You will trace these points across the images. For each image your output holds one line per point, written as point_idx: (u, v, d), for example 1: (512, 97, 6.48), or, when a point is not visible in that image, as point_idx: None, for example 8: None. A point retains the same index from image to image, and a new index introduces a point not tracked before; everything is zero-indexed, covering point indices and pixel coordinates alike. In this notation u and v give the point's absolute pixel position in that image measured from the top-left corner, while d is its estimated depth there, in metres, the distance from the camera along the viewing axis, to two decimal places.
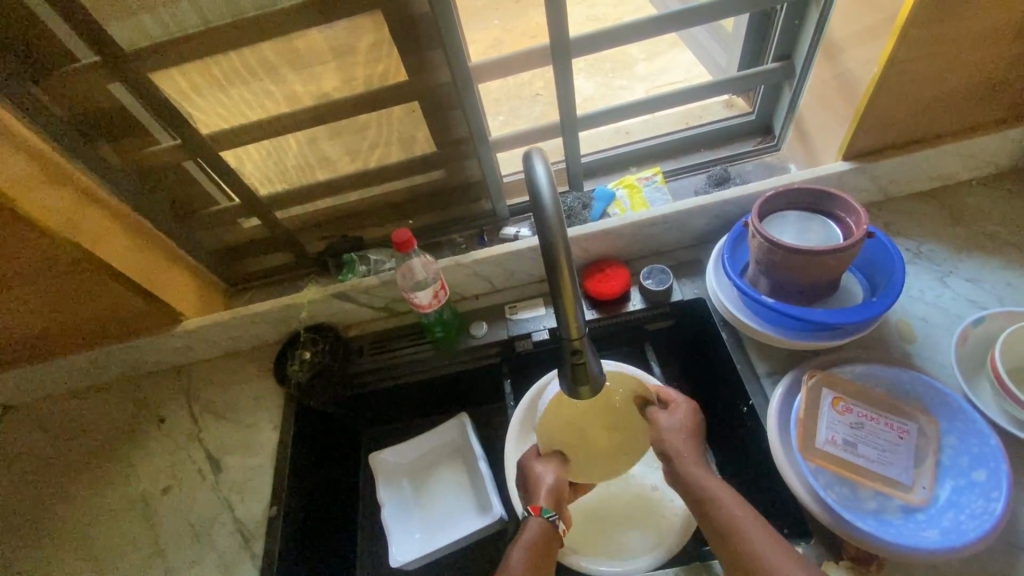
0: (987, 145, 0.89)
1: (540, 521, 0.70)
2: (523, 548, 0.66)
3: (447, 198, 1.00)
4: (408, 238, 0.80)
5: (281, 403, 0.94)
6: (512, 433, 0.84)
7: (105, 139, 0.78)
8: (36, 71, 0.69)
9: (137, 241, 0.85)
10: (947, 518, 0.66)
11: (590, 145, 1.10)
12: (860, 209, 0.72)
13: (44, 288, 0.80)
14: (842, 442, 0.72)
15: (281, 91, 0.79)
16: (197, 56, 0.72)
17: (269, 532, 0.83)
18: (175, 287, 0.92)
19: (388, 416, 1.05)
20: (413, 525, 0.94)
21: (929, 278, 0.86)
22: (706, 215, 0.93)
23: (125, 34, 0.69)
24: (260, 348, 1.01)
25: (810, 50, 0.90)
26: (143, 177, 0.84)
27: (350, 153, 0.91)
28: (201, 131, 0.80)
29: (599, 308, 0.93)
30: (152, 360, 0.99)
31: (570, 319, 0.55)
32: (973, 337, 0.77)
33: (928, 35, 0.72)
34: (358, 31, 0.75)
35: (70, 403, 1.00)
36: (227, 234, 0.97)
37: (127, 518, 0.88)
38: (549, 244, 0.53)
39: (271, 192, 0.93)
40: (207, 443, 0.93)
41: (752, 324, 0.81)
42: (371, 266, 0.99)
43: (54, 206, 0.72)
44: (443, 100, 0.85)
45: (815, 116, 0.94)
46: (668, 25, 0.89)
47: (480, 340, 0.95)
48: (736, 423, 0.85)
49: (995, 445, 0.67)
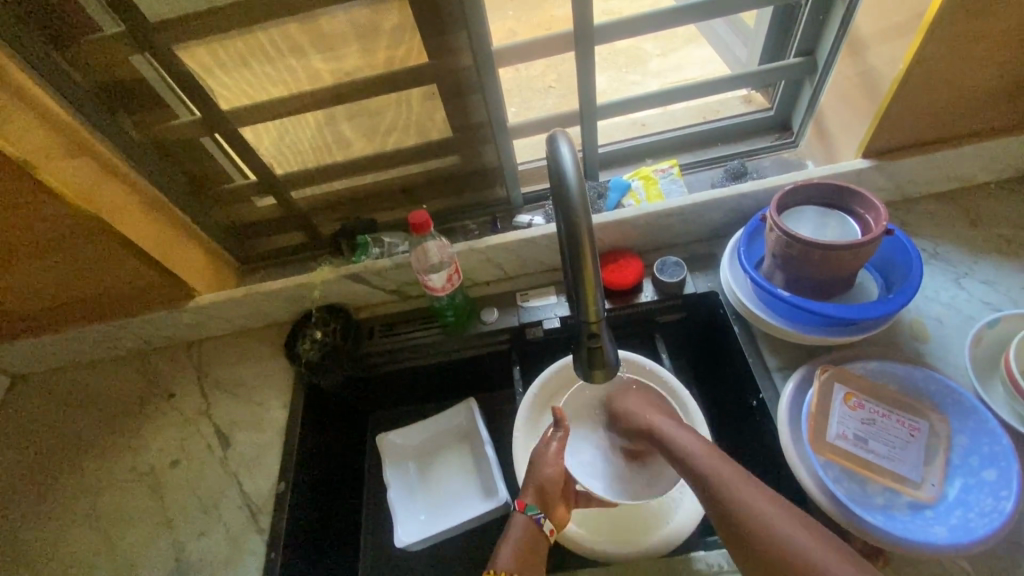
0: (1006, 147, 0.88)
1: (523, 518, 0.68)
2: (506, 548, 0.66)
3: (461, 182, 1.00)
4: (424, 219, 0.80)
5: (290, 382, 0.94)
6: (521, 416, 0.85)
7: (125, 110, 0.78)
8: (61, 40, 0.69)
9: (153, 214, 0.85)
10: (955, 516, 0.66)
11: (606, 136, 1.10)
12: (879, 206, 0.71)
13: (60, 257, 0.81)
14: (852, 437, 0.72)
15: (304, 69, 0.79)
16: (222, 30, 0.72)
17: (276, 507, 0.83)
18: (190, 262, 0.92)
19: (395, 399, 1.05)
20: (417, 507, 0.94)
21: (944, 279, 0.86)
22: (722, 209, 0.92)
23: (149, 4, 0.69)
24: (272, 326, 1.02)
25: (831, 46, 0.90)
26: (161, 151, 0.84)
27: (367, 135, 0.91)
28: (221, 106, 0.81)
29: (612, 298, 0.92)
30: (164, 334, 0.99)
31: (589, 303, 0.55)
32: (987, 338, 0.77)
33: (954, 33, 0.71)
34: (382, 11, 0.74)
35: (79, 375, 1.01)
36: (242, 212, 0.98)
37: (134, 490, 0.89)
38: (572, 227, 0.53)
39: (288, 172, 0.94)
40: (216, 418, 0.93)
41: (764, 317, 0.82)
42: (384, 249, 0.98)
43: (75, 176, 0.73)
44: (463, 84, 0.85)
45: (835, 113, 0.93)
46: (688, 17, 0.88)
47: (489, 326, 0.95)
48: (744, 416, 0.85)
49: (1006, 445, 0.67)
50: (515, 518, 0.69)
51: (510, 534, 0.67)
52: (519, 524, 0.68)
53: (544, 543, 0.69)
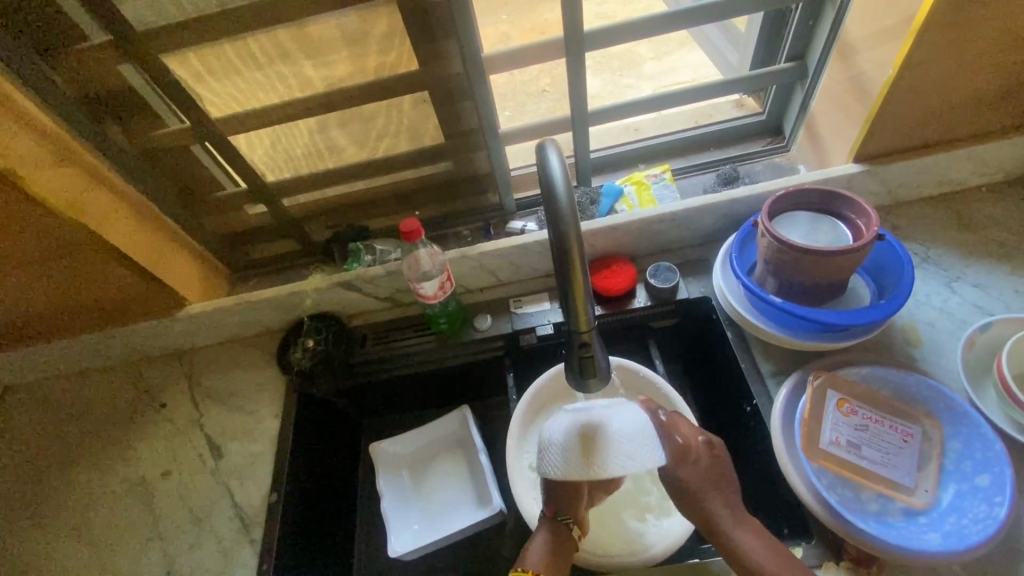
0: (997, 151, 0.88)
1: (549, 523, 0.69)
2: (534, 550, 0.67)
3: (454, 189, 1.00)
4: (415, 227, 0.80)
5: (283, 391, 0.94)
6: (516, 420, 0.84)
7: (114, 120, 0.78)
8: (48, 50, 0.69)
9: (143, 223, 0.84)
10: (948, 522, 0.66)
11: (599, 141, 1.10)
12: (870, 210, 0.71)
13: (47, 268, 0.80)
14: (846, 443, 0.72)
15: (294, 76, 0.79)
16: (210, 38, 0.72)
17: (269, 517, 0.83)
18: (180, 271, 0.91)
19: (388, 407, 1.04)
20: (412, 516, 0.94)
21: (936, 283, 0.86)
22: (715, 214, 0.92)
23: (137, 14, 0.68)
24: (264, 334, 1.01)
25: (822, 51, 0.90)
26: (151, 160, 0.84)
27: (358, 142, 0.91)
28: (211, 114, 0.80)
29: (606, 304, 0.93)
30: (155, 343, 0.98)
31: (579, 312, 0.55)
32: (979, 343, 0.77)
33: (944, 38, 0.72)
34: (371, 18, 0.74)
35: (70, 385, 1.00)
36: (234, 220, 0.97)
37: (125, 501, 0.88)
38: (562, 237, 0.53)
39: (280, 179, 0.93)
40: (208, 428, 0.92)
41: (757, 323, 0.82)
42: (376, 257, 0.98)
43: (63, 186, 0.72)
44: (454, 91, 0.84)
45: (826, 117, 0.93)
46: (680, 22, 0.88)
47: (484, 333, 0.95)
48: (738, 422, 0.85)
49: (999, 450, 0.67)
50: (542, 524, 0.70)
51: (534, 541, 0.68)
52: (544, 531, 0.69)
53: (571, 547, 0.69)
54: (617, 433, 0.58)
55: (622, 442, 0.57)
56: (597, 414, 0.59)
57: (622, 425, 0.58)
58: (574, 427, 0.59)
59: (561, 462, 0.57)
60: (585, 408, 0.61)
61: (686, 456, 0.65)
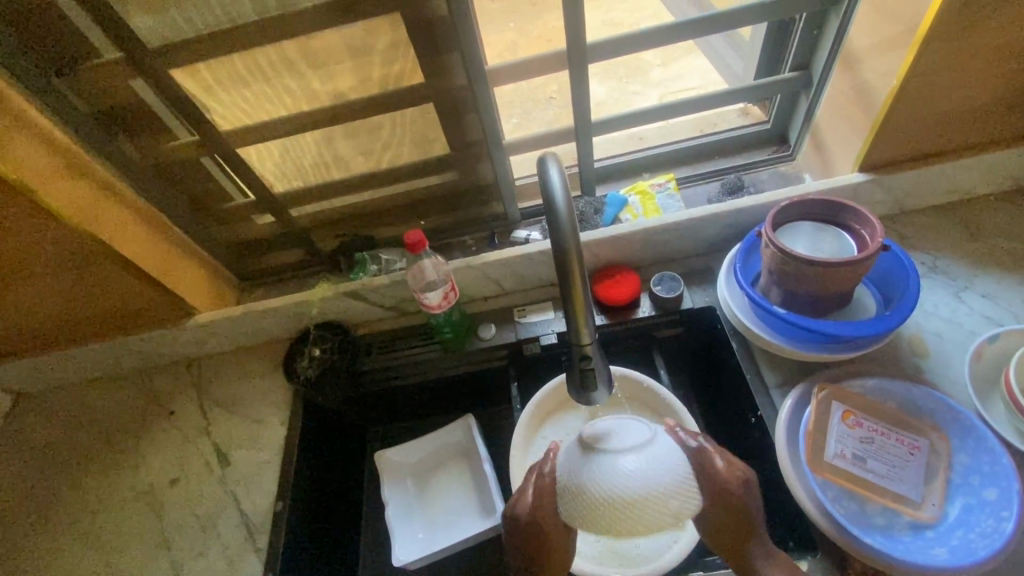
0: (1005, 159, 0.87)
1: None
2: None
3: (459, 199, 1.00)
4: (419, 238, 0.81)
5: (289, 400, 0.95)
6: (519, 432, 0.84)
7: (125, 134, 0.79)
8: (61, 66, 0.70)
9: (152, 234, 0.86)
10: (956, 536, 0.65)
11: (603, 150, 1.10)
12: (875, 221, 0.71)
13: (58, 278, 0.82)
14: (851, 456, 0.71)
15: (301, 89, 0.80)
16: (219, 54, 0.73)
17: (274, 526, 0.83)
18: (189, 280, 0.93)
19: (393, 416, 1.05)
20: (416, 525, 0.94)
21: (944, 293, 0.85)
22: (719, 223, 0.92)
23: (148, 31, 0.70)
24: (271, 343, 1.02)
25: (827, 60, 0.90)
26: (161, 172, 0.85)
27: (363, 153, 0.92)
28: (219, 128, 0.81)
29: (609, 314, 0.92)
30: (164, 352, 0.99)
31: (580, 324, 0.56)
32: (987, 354, 0.76)
33: (949, 48, 0.71)
34: (376, 31, 0.75)
35: (81, 392, 1.02)
36: (242, 231, 0.98)
37: (134, 508, 0.89)
38: (561, 249, 0.54)
39: (287, 190, 0.94)
40: (216, 436, 0.93)
41: (761, 334, 0.81)
42: (382, 266, 0.99)
43: (75, 198, 0.74)
44: (458, 102, 0.85)
45: (831, 126, 0.93)
46: (685, 32, 0.87)
47: (487, 342, 0.94)
48: (743, 433, 0.84)
49: (1007, 464, 0.66)
50: None
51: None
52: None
53: None
54: (651, 494, 0.50)
55: (655, 506, 0.50)
56: (632, 471, 0.50)
57: (662, 482, 0.50)
58: (615, 496, 0.50)
59: (572, 511, 0.54)
60: (606, 458, 0.51)
61: (724, 496, 0.53)
